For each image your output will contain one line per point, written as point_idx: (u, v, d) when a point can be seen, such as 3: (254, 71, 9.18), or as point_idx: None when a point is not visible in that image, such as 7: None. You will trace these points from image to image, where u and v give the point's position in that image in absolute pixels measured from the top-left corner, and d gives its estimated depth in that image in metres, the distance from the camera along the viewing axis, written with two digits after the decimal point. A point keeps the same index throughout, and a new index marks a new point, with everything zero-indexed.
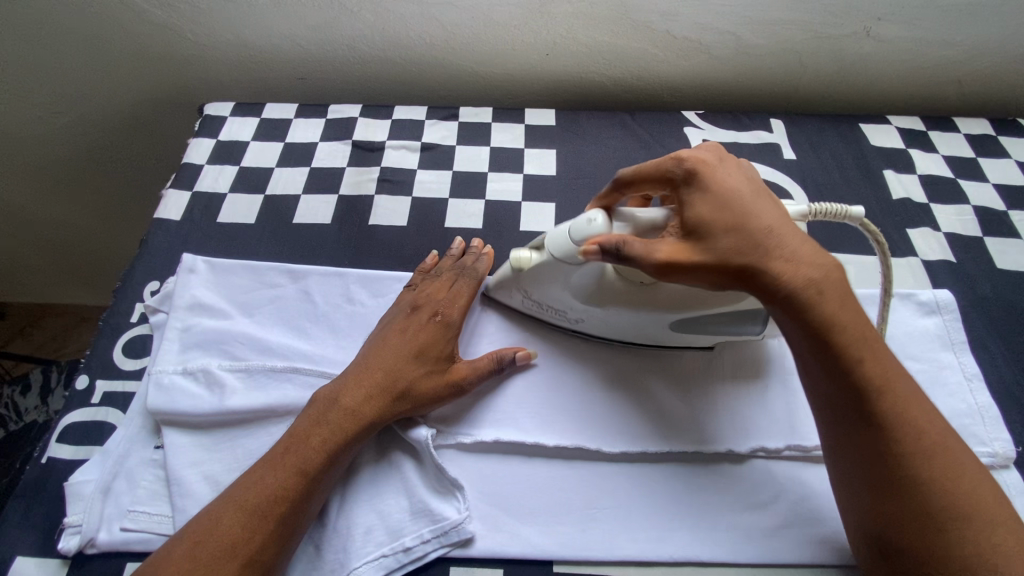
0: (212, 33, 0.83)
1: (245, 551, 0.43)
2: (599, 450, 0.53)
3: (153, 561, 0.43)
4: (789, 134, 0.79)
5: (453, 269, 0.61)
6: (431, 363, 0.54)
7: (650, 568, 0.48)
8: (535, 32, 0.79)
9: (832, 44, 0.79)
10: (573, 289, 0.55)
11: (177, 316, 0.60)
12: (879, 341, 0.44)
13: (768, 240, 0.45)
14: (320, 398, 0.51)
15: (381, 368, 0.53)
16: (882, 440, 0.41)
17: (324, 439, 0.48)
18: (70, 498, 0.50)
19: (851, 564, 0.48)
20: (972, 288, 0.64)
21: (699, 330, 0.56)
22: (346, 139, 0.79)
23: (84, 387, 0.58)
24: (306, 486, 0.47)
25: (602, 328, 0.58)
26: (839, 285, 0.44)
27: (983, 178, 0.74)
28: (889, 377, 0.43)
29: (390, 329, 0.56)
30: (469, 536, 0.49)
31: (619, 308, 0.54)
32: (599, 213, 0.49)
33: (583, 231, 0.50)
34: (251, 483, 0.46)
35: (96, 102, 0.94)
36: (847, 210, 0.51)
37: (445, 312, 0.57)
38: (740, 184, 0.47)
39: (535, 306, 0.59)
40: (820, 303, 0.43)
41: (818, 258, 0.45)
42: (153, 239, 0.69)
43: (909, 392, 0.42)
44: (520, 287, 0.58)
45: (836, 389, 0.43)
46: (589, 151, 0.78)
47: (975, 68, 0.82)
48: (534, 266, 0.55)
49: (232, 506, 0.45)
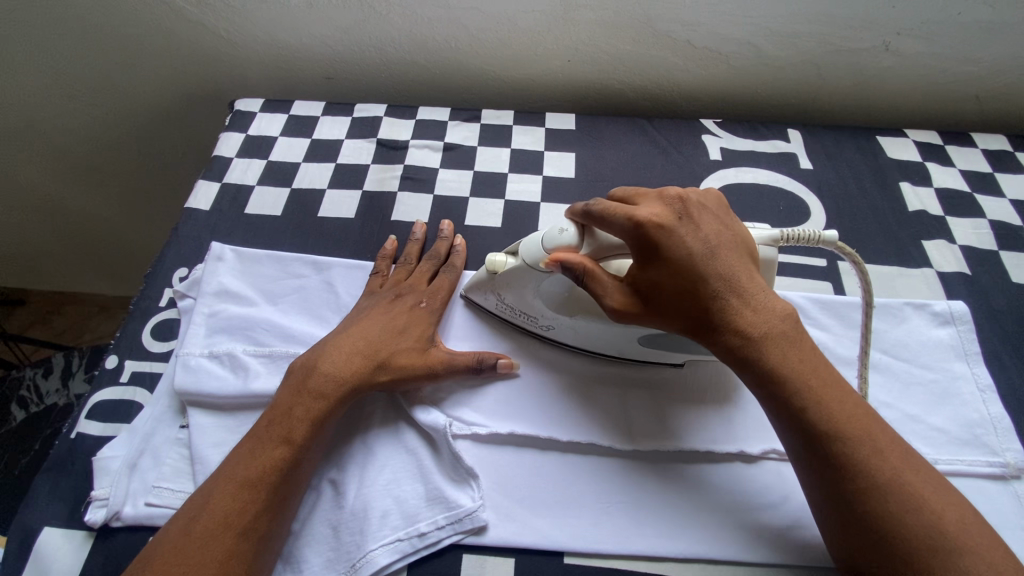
0: (245, 32, 0.86)
1: (239, 521, 0.44)
2: (611, 447, 0.54)
3: (159, 536, 0.44)
4: (806, 144, 0.80)
5: (432, 259, 0.65)
6: (412, 338, 0.57)
7: (661, 563, 0.49)
8: (559, 39, 0.81)
9: (850, 56, 0.80)
10: (543, 295, 0.57)
11: (204, 302, 0.62)
12: (831, 384, 0.45)
13: (717, 286, 0.47)
14: (298, 368, 0.54)
15: (364, 337, 0.55)
16: (841, 480, 0.42)
17: (309, 409, 0.50)
18: (99, 471, 0.52)
19: None
20: (987, 300, 0.65)
21: (666, 346, 0.57)
22: (371, 137, 0.81)
23: (113, 366, 0.60)
24: (294, 455, 0.48)
25: (571, 337, 0.60)
26: (784, 338, 0.46)
27: (1000, 193, 0.75)
28: (840, 423, 0.43)
29: (374, 311, 0.59)
30: (483, 524, 0.50)
31: (586, 317, 0.56)
32: (572, 225, 0.53)
33: (554, 239, 0.53)
34: (240, 458, 0.47)
35: (128, 96, 0.97)
36: (819, 235, 0.52)
37: (430, 299, 0.61)
38: (693, 239, 0.48)
39: (509, 312, 0.61)
40: (760, 352, 0.45)
41: (763, 310, 0.47)
42: (183, 227, 0.71)
43: (858, 433, 0.42)
44: (493, 289, 0.60)
45: (786, 436, 0.45)
46: (607, 155, 0.79)
47: (994, 85, 0.83)
48: (509, 270, 0.57)
49: (224, 480, 0.46)
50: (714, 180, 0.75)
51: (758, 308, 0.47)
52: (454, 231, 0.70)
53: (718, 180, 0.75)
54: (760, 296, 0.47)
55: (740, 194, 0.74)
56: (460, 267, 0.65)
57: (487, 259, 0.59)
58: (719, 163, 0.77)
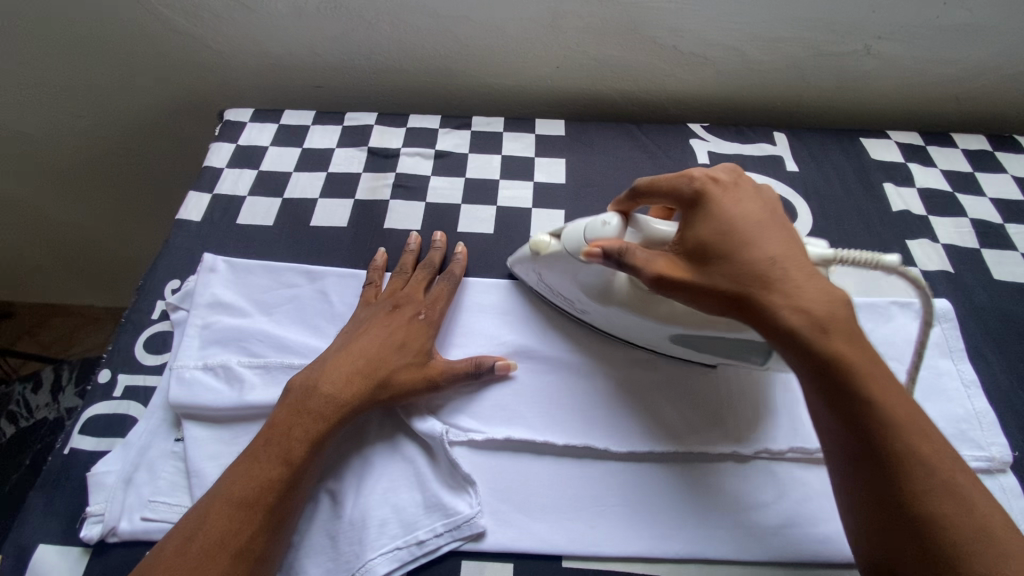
0: (234, 42, 0.86)
1: (235, 542, 0.44)
2: (607, 449, 0.55)
3: (154, 553, 0.44)
4: (791, 147, 0.81)
5: (426, 268, 0.65)
6: (412, 352, 0.57)
7: (657, 564, 0.50)
8: (547, 46, 0.81)
9: (833, 60, 0.82)
10: (580, 282, 0.58)
11: (198, 313, 0.62)
12: (889, 376, 0.42)
13: (769, 266, 0.45)
14: (297, 386, 0.53)
15: (364, 354, 0.55)
16: (893, 475, 0.40)
17: (306, 430, 0.50)
18: (93, 487, 0.52)
19: (848, 561, 0.49)
20: (969, 298, 0.66)
21: (700, 347, 0.56)
22: (362, 146, 0.81)
23: (106, 380, 0.60)
24: (291, 475, 0.48)
25: (607, 322, 0.60)
26: (847, 323, 0.43)
27: (980, 192, 0.76)
28: (899, 416, 0.41)
29: (372, 324, 0.59)
30: (480, 530, 0.50)
31: (619, 309, 0.56)
32: (615, 217, 0.55)
33: (596, 230, 0.54)
34: (238, 477, 0.47)
35: (116, 107, 0.97)
36: (879, 259, 0.49)
37: (429, 309, 0.61)
38: (743, 215, 0.48)
39: (550, 289, 0.63)
40: (820, 338, 0.42)
41: (822, 292, 0.44)
42: (174, 238, 0.71)
43: (918, 427, 0.41)
44: (536, 268, 0.62)
45: (834, 423, 0.42)
46: (597, 160, 0.80)
47: (973, 86, 0.85)
48: (551, 251, 0.58)
49: (221, 499, 0.46)
50: None
51: (815, 289, 0.44)
52: (449, 239, 0.70)
53: None
54: (816, 278, 0.45)
55: None
56: (458, 274, 0.65)
57: (530, 239, 0.61)
58: (707, 166, 0.78)
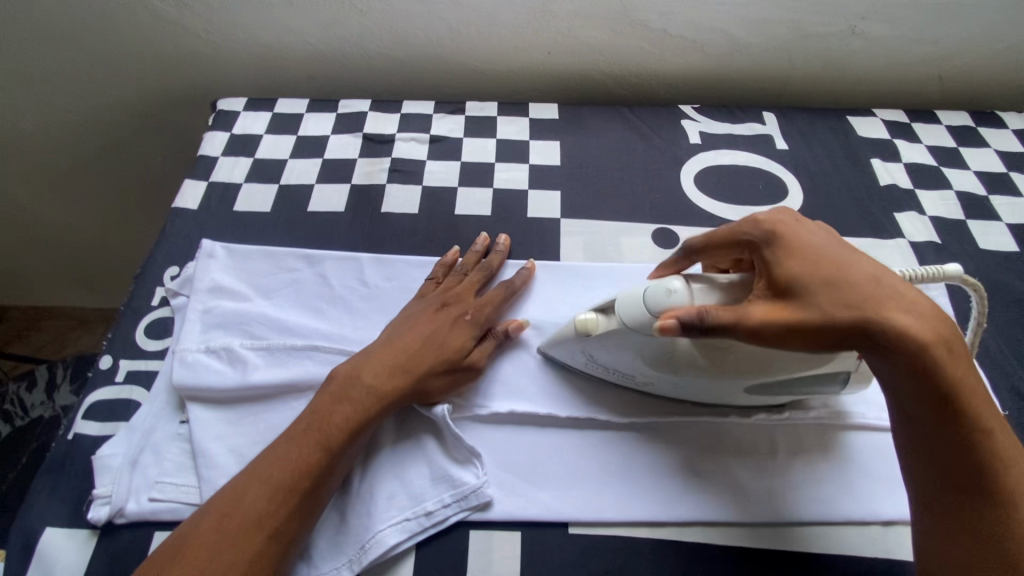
0: (226, 32, 0.86)
1: (270, 524, 0.45)
2: (608, 420, 0.56)
3: (183, 531, 0.44)
4: (781, 126, 0.83)
5: (482, 270, 0.64)
6: (453, 350, 0.56)
7: (661, 528, 0.51)
8: (538, 30, 0.82)
9: (820, 41, 0.83)
10: (643, 352, 0.52)
11: (199, 298, 0.62)
12: (988, 407, 0.43)
13: (885, 295, 0.43)
14: (339, 376, 0.53)
15: (405, 349, 0.55)
16: (1003, 510, 0.41)
17: (346, 418, 0.50)
18: (100, 470, 0.52)
19: (842, 519, 0.51)
20: (957, 267, 0.68)
21: (774, 391, 0.53)
22: (356, 132, 0.81)
23: (108, 367, 0.59)
24: (326, 463, 0.48)
25: (668, 388, 0.55)
26: (960, 354, 0.43)
27: (964, 166, 0.78)
28: (1003, 451, 0.42)
29: (417, 319, 0.58)
30: (488, 500, 0.51)
31: (692, 373, 0.51)
32: (680, 284, 0.48)
33: (660, 300, 0.49)
34: (274, 460, 0.48)
35: (106, 101, 0.96)
36: (943, 270, 0.51)
37: (476, 312, 0.59)
38: (834, 245, 0.47)
39: (598, 368, 0.56)
40: (942, 373, 0.41)
41: (932, 323, 0.43)
42: (171, 226, 0.71)
43: (1021, 462, 0.42)
44: (581, 348, 0.55)
45: (941, 459, 0.42)
46: (591, 142, 0.81)
47: (955, 64, 0.87)
48: (603, 331, 0.53)
49: (256, 482, 0.46)
50: (696, 163, 0.77)
51: (927, 319, 0.43)
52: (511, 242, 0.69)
53: (700, 163, 0.78)
54: (921, 307, 0.44)
55: (722, 175, 0.76)
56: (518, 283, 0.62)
57: (574, 319, 0.55)
58: (699, 146, 0.80)
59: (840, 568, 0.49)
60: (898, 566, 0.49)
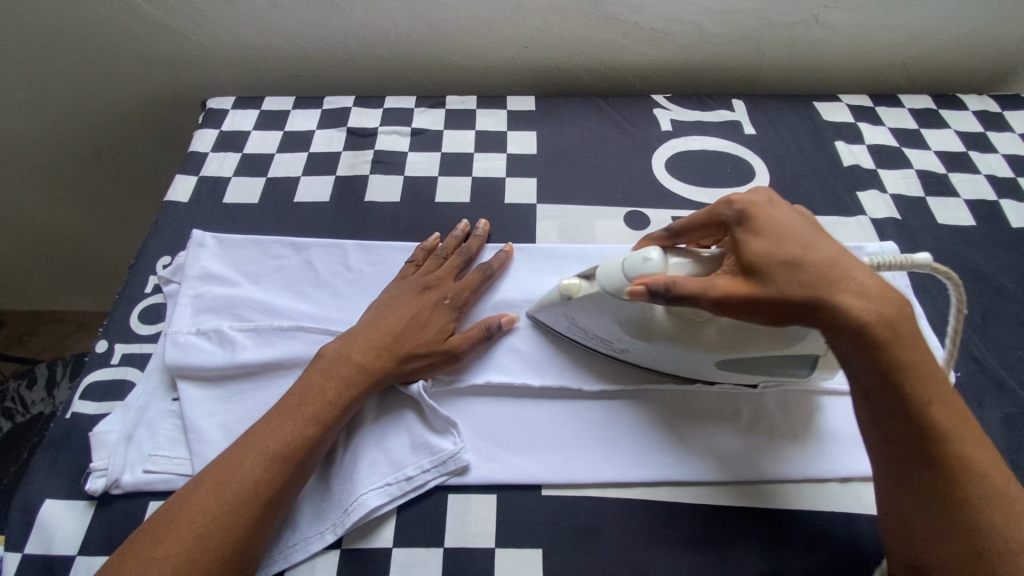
0: (214, 35, 0.89)
1: (265, 490, 0.47)
2: (580, 389, 0.59)
3: (176, 499, 0.46)
4: (750, 113, 0.86)
5: (462, 254, 0.66)
6: (434, 332, 0.59)
7: (630, 488, 0.53)
8: (514, 26, 0.86)
9: (785, 30, 0.87)
10: (620, 319, 0.54)
11: (189, 284, 0.65)
12: (941, 387, 0.43)
13: (833, 271, 0.44)
14: (329, 354, 0.56)
15: (389, 329, 0.57)
16: (948, 482, 0.41)
17: (339, 394, 0.53)
18: (96, 445, 0.54)
19: (801, 476, 0.54)
20: (916, 241, 0.71)
21: (745, 368, 0.55)
22: (340, 127, 0.84)
23: (103, 351, 0.62)
24: (320, 435, 0.51)
25: (648, 359, 0.57)
26: (910, 331, 0.43)
27: (925, 146, 0.81)
28: (955, 428, 0.42)
29: (401, 301, 0.60)
30: (465, 465, 0.54)
31: (663, 343, 0.54)
32: (657, 254, 0.50)
33: (636, 267, 0.50)
34: (269, 431, 0.50)
35: (100, 105, 0.99)
36: (913, 260, 0.50)
37: (456, 296, 0.62)
38: (794, 222, 0.48)
39: (580, 333, 0.59)
40: (884, 348, 0.42)
41: (881, 298, 0.43)
42: (163, 219, 0.74)
43: (974, 440, 0.43)
44: (567, 314, 0.58)
45: (889, 434, 0.43)
46: (567, 131, 0.84)
47: (917, 50, 0.90)
48: (584, 295, 0.55)
49: (251, 452, 0.48)
50: (666, 149, 0.81)
51: (877, 296, 0.43)
52: (489, 225, 0.72)
53: (671, 149, 0.81)
54: (875, 282, 0.44)
55: (691, 160, 0.79)
56: (497, 269, 0.65)
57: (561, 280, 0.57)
58: (670, 133, 0.83)
59: (799, 521, 0.51)
60: (853, 518, 0.52)
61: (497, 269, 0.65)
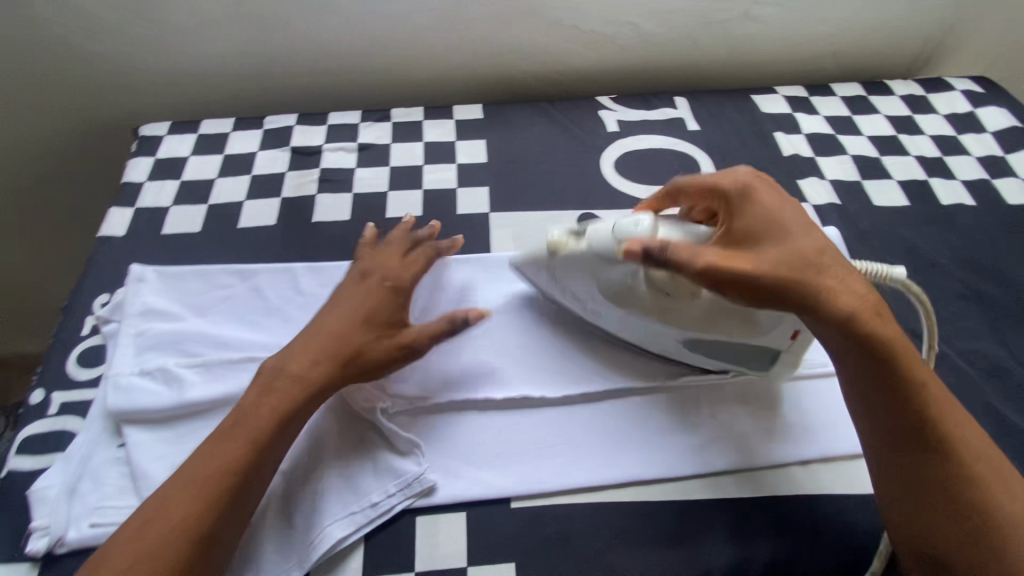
0: (142, 59, 0.86)
1: (194, 528, 0.45)
2: (544, 397, 0.58)
3: (102, 552, 0.44)
4: (692, 109, 0.88)
5: (402, 242, 0.64)
6: (378, 323, 0.56)
7: (598, 492, 0.53)
8: (455, 34, 0.85)
9: (720, 26, 0.89)
10: (601, 283, 0.57)
11: (130, 322, 0.62)
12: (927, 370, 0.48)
13: (821, 260, 0.49)
14: (266, 370, 0.54)
15: (332, 331, 0.55)
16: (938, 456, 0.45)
17: (274, 408, 0.51)
18: (37, 502, 0.51)
19: (761, 463, 0.55)
20: (856, 224, 0.74)
21: (714, 354, 0.57)
22: (283, 146, 0.82)
23: (39, 401, 0.59)
24: (256, 459, 0.49)
25: (616, 326, 0.61)
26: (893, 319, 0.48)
27: (857, 132, 0.85)
28: (945, 405, 0.46)
29: (340, 298, 0.58)
30: (431, 485, 0.53)
31: (634, 310, 0.57)
32: (646, 219, 0.54)
33: (626, 229, 0.54)
34: (204, 460, 0.48)
35: (24, 137, 0.94)
36: (886, 271, 0.53)
37: (396, 278, 0.59)
38: (788, 215, 0.53)
39: (564, 293, 0.61)
40: (871, 330, 0.47)
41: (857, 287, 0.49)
42: (99, 255, 0.70)
43: (959, 416, 0.46)
44: (549, 268, 0.60)
45: (883, 410, 0.47)
46: (516, 137, 0.84)
47: (844, 40, 0.94)
48: (571, 253, 0.57)
49: (179, 484, 0.47)
50: (614, 150, 0.82)
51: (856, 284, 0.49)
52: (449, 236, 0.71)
53: (619, 149, 0.82)
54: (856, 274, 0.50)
55: (639, 159, 0.81)
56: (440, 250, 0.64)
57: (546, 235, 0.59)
58: (617, 133, 0.84)
59: (763, 508, 0.53)
60: (814, 499, 0.53)
61: (442, 249, 0.64)
